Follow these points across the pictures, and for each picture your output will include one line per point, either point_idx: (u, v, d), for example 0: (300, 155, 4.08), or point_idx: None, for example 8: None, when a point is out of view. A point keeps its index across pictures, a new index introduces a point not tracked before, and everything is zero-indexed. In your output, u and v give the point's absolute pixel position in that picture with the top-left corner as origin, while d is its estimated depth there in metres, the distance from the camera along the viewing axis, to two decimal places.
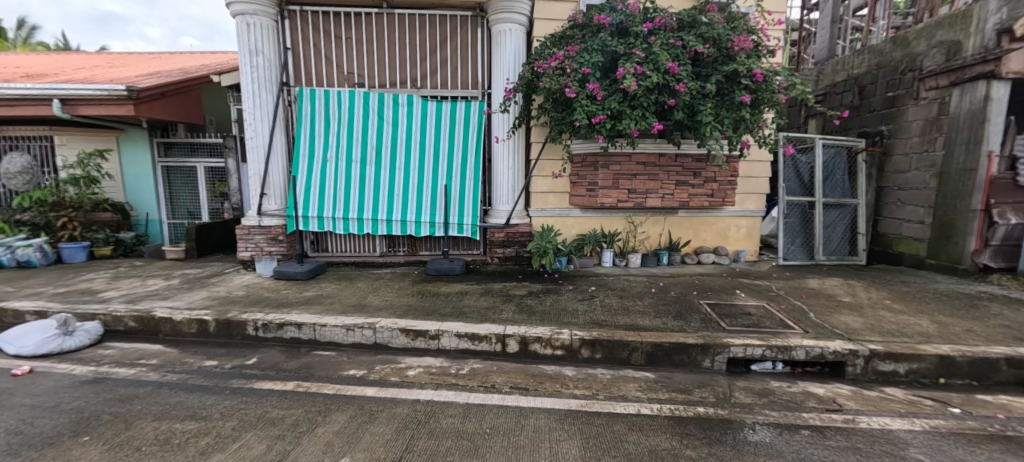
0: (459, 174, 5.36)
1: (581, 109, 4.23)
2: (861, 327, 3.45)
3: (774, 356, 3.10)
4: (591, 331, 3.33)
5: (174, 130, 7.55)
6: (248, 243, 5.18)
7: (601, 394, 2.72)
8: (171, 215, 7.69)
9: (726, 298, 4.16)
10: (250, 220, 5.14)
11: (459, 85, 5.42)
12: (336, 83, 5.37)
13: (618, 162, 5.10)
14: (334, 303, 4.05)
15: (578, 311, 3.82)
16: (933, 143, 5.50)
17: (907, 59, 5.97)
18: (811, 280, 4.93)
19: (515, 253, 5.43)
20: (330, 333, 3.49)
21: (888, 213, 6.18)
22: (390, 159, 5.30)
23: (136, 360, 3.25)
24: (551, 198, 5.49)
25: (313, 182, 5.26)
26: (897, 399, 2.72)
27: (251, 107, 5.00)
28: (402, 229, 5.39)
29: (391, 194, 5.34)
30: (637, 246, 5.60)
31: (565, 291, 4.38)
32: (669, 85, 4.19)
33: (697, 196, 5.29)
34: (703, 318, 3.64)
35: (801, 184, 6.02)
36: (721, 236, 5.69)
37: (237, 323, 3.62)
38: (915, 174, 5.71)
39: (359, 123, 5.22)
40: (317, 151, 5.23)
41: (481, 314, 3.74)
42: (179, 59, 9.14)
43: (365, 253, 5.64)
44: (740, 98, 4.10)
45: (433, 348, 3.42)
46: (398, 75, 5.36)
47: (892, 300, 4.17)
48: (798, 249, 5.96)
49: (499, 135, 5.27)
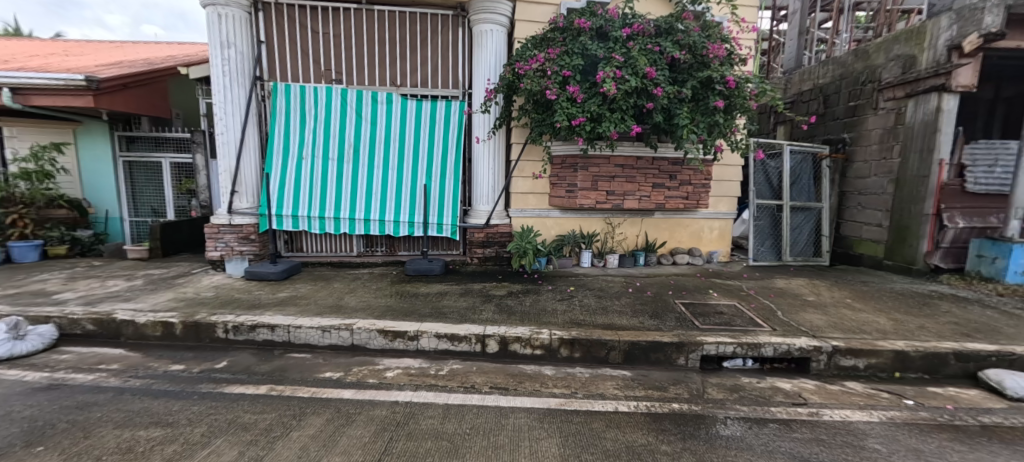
0: (439, 174, 5.33)
1: (561, 111, 4.27)
2: (824, 325, 3.62)
3: (744, 353, 3.22)
4: (570, 330, 3.38)
5: (137, 124, 7.14)
6: (218, 242, 4.99)
7: (580, 392, 2.76)
8: (133, 213, 7.33)
9: (700, 297, 4.29)
10: (220, 218, 4.95)
11: (440, 84, 5.37)
12: (313, 79, 5.23)
13: (597, 164, 5.18)
14: (309, 304, 3.95)
15: (558, 310, 3.86)
16: (890, 150, 5.83)
17: (867, 71, 6.30)
18: (779, 279, 5.13)
19: (495, 254, 5.43)
20: (305, 335, 3.41)
21: (850, 216, 6.50)
22: (369, 158, 5.22)
23: (95, 365, 3.08)
24: (532, 198, 5.51)
25: (288, 180, 5.12)
26: (858, 393, 2.87)
27: (222, 101, 4.83)
28: (380, 228, 5.29)
29: (369, 193, 5.25)
30: (615, 247, 5.71)
31: (545, 291, 4.42)
32: (647, 89, 4.27)
33: (673, 198, 5.40)
34: (678, 317, 3.74)
35: (770, 188, 6.24)
36: (695, 237, 5.87)
37: (205, 325, 3.48)
38: (875, 179, 6.04)
39: (336, 120, 5.13)
40: (292, 148, 5.11)
41: (461, 314, 3.73)
42: (144, 50, 8.70)
43: (342, 253, 5.53)
44: (714, 104, 4.24)
45: (412, 349, 3.37)
46: (377, 73, 5.28)
47: (853, 299, 4.39)
48: (768, 250, 6.16)
49: (480, 135, 5.26)
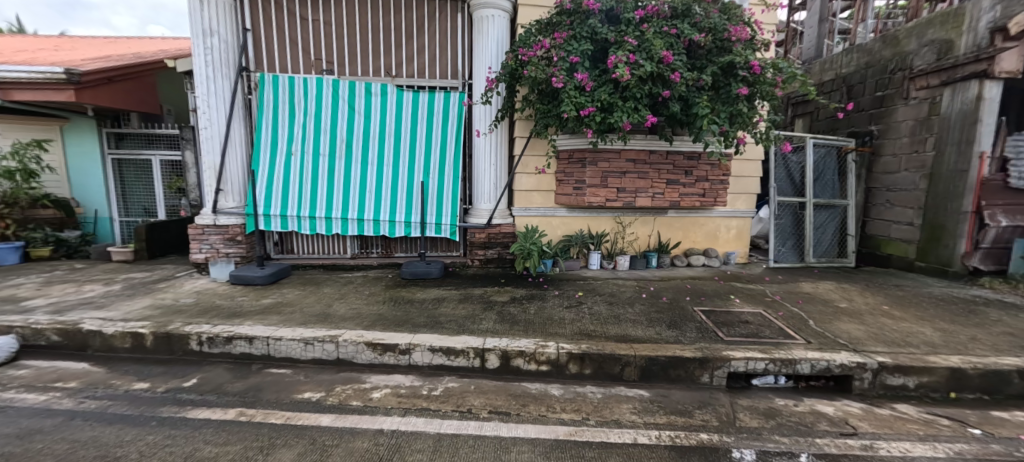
0: (437, 170, 4.99)
1: (568, 100, 3.89)
2: (864, 337, 3.24)
3: (776, 371, 2.86)
4: (579, 344, 3.02)
5: (126, 120, 6.89)
6: (202, 244, 4.69)
7: (592, 419, 2.40)
8: (123, 213, 7.09)
9: (722, 304, 3.91)
10: (204, 218, 4.65)
11: (438, 74, 5.03)
12: (302, 69, 4.90)
13: (607, 159, 4.79)
14: (294, 312, 3.62)
15: (565, 320, 3.50)
16: (923, 143, 5.42)
17: (896, 58, 5.87)
18: (805, 283, 4.73)
19: (497, 255, 5.09)
20: (285, 348, 3.08)
21: (877, 214, 6.08)
22: (363, 153, 4.89)
23: (52, 383, 2.77)
24: (536, 196, 5.15)
25: (276, 178, 4.80)
26: (912, 419, 2.50)
27: (205, 93, 4.53)
28: (374, 229, 4.97)
29: (362, 190, 4.92)
30: (626, 247, 5.36)
31: (551, 297, 4.06)
32: (663, 76, 3.88)
33: (688, 196, 5.00)
34: (699, 327, 3.36)
35: (791, 185, 5.81)
36: (710, 237, 5.52)
37: (178, 336, 3.17)
38: (905, 175, 5.62)
39: (327, 113, 4.81)
40: (281, 144, 4.79)
41: (458, 324, 3.38)
42: (134, 44, 8.41)
43: (334, 255, 5.21)
44: (736, 91, 3.84)
45: (404, 364, 3.03)
46: (371, 63, 4.94)
47: (890, 305, 3.99)
48: (789, 251, 5.75)
49: (480, 129, 4.91)
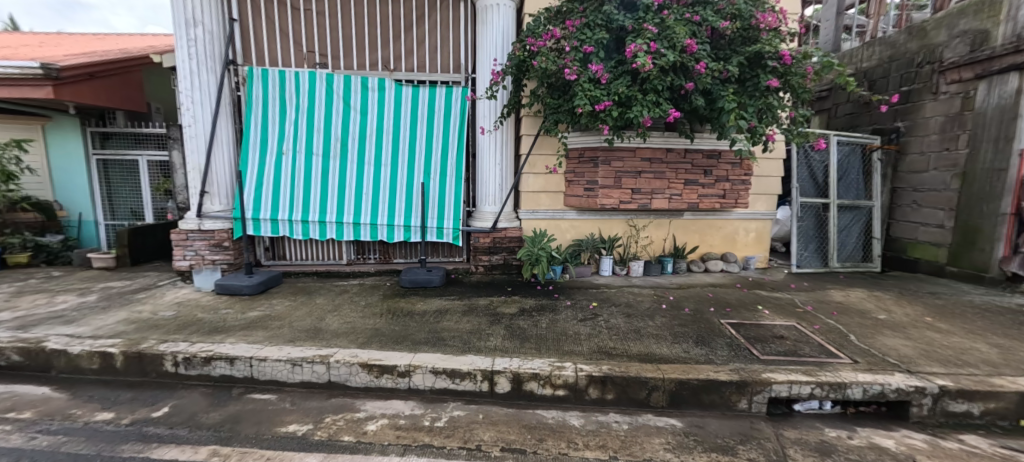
0: (439, 171, 4.66)
1: (582, 93, 3.56)
2: (915, 355, 2.91)
3: (824, 396, 2.53)
4: (599, 365, 2.69)
5: (112, 118, 6.58)
6: (187, 250, 4.36)
7: (621, 458, 2.06)
8: (109, 216, 6.77)
9: (751, 316, 3.57)
10: (188, 223, 4.32)
11: (439, 68, 4.70)
12: (294, 62, 4.57)
13: (621, 158, 4.45)
14: (283, 327, 3.29)
15: (580, 335, 3.17)
16: (954, 141, 5.09)
17: (924, 51, 5.53)
18: (834, 291, 4.40)
19: (503, 261, 4.77)
20: (270, 370, 2.75)
21: (902, 216, 5.75)
22: (359, 153, 4.56)
23: (3, 413, 2.44)
24: (544, 198, 4.83)
25: (265, 179, 4.47)
26: (988, 455, 2.17)
27: (189, 89, 4.21)
28: (372, 234, 4.64)
29: (359, 192, 4.59)
30: (639, 252, 5.04)
31: (563, 308, 3.73)
32: (686, 66, 3.54)
33: (707, 197, 4.67)
34: (729, 343, 3.03)
35: (814, 185, 5.48)
36: (728, 241, 5.21)
37: (151, 357, 2.84)
38: (935, 174, 5.29)
39: (321, 110, 4.48)
40: (271, 143, 4.46)
41: (463, 341, 3.05)
42: (122, 40, 8.08)
43: (329, 261, 4.87)
44: (766, 83, 3.52)
45: (402, 388, 2.70)
46: (367, 56, 4.61)
47: (933, 317, 3.66)
48: (812, 255, 5.41)
49: (485, 126, 4.58)
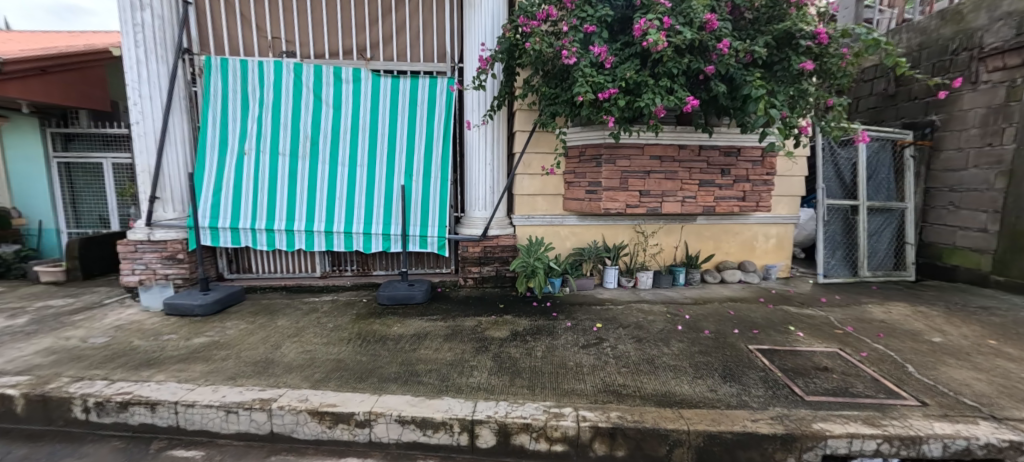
0: (422, 172, 4.14)
1: (582, 79, 3.03)
2: (994, 394, 2.37)
3: (892, 453, 1.99)
4: (606, 411, 2.15)
5: (75, 118, 6.07)
6: (135, 264, 3.86)
7: None
8: (73, 224, 6.29)
9: (783, 341, 3.03)
10: (136, 232, 3.81)
11: (422, 57, 4.18)
12: (257, 51, 4.07)
13: (627, 156, 3.89)
14: (227, 358, 2.77)
15: (583, 368, 2.63)
16: (998, 135, 4.53)
17: (960, 36, 4.94)
18: (872, 306, 3.85)
19: (495, 273, 4.24)
20: (200, 418, 2.23)
21: (937, 219, 5.20)
22: (331, 152, 4.04)
23: None
24: (540, 202, 4.31)
25: (225, 182, 3.96)
26: None
27: (136, 81, 3.71)
28: (346, 244, 4.12)
29: (331, 197, 4.07)
30: (648, 261, 4.51)
31: (562, 331, 3.19)
32: (705, 46, 3.02)
33: (724, 200, 4.14)
34: (763, 378, 2.50)
35: (841, 185, 4.93)
36: (746, 248, 4.68)
37: (57, 401, 2.32)
38: (975, 173, 4.74)
39: (288, 104, 3.97)
40: (231, 142, 3.95)
41: (440, 377, 2.52)
42: (92, 36, 7.59)
43: (301, 274, 4.36)
44: (800, 66, 2.97)
45: (362, 442, 2.17)
46: (340, 43, 4.10)
47: (997, 339, 3.11)
48: (839, 263, 4.87)
49: (473, 120, 4.05)
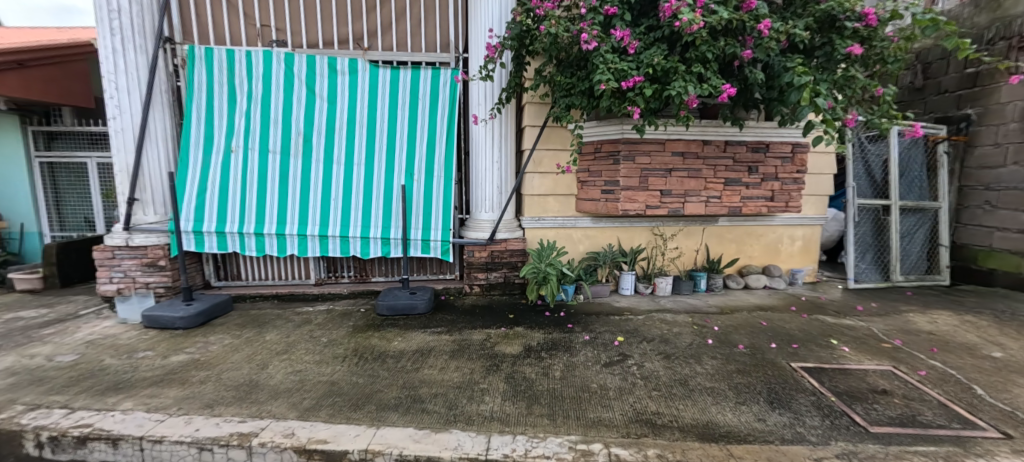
0: (424, 170, 3.83)
1: (604, 66, 2.73)
2: None
3: None
4: (642, 448, 1.84)
5: (58, 116, 5.76)
6: (113, 271, 3.54)
7: None
8: (57, 227, 5.98)
9: (829, 357, 2.71)
10: (113, 237, 3.49)
11: (423, 47, 3.87)
12: (246, 40, 3.76)
13: (648, 152, 3.58)
14: (207, 380, 2.46)
15: (608, 391, 2.31)
16: None
17: (997, 25, 4.60)
18: (915, 316, 3.54)
19: (503, 279, 3.93)
20: (170, 456, 1.92)
21: (971, 219, 4.82)
22: (325, 150, 3.73)
23: None
24: (551, 202, 4.00)
25: (210, 182, 3.65)
26: None
27: (112, 72, 3.39)
28: (343, 249, 3.81)
29: (325, 198, 3.75)
30: (666, 266, 4.20)
31: (580, 346, 2.88)
32: (741, 29, 2.71)
33: (751, 200, 3.83)
34: (817, 404, 2.18)
35: (871, 184, 4.62)
36: (772, 251, 4.36)
37: (6, 435, 2.02)
38: (1014, 170, 4.34)
39: (279, 97, 3.66)
40: (217, 139, 3.64)
41: (447, 403, 2.21)
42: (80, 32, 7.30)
43: (295, 281, 4.05)
44: (848, 51, 2.67)
45: None
46: (335, 31, 3.79)
47: None
48: (870, 268, 4.55)
49: (478, 114, 3.74)
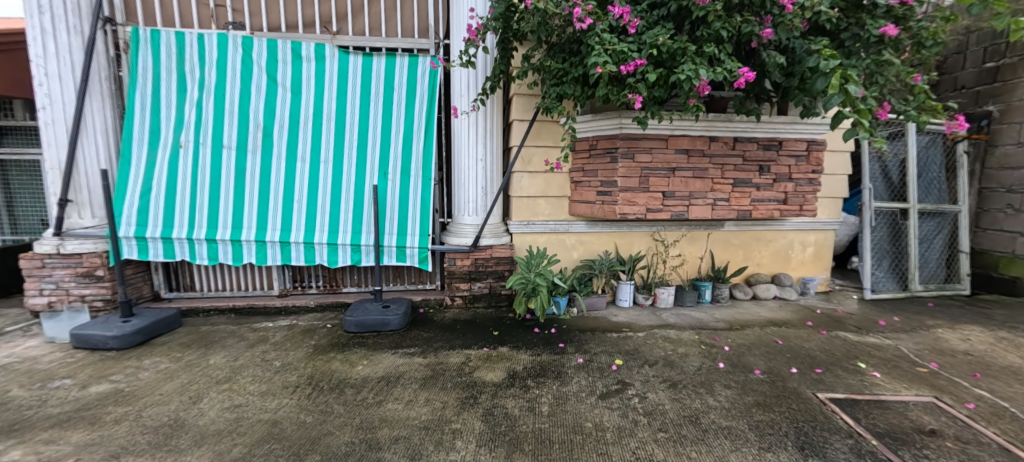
0: (400, 169, 3.43)
1: (599, 47, 2.35)
2: None
3: None
4: None
5: (8, 110, 5.28)
6: (43, 282, 3.09)
7: None
8: (9, 230, 5.53)
9: (859, 386, 2.34)
10: (42, 244, 3.06)
11: (398, 32, 3.47)
12: (198, 22, 3.35)
13: (649, 149, 3.21)
14: (123, 418, 2.04)
15: (605, 433, 1.92)
16: None
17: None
18: (945, 332, 3.18)
19: (487, 290, 3.54)
20: None
21: (992, 223, 4.49)
22: (288, 144, 3.33)
23: None
24: (542, 205, 3.62)
25: (156, 181, 3.23)
26: None
27: (39, 55, 2.97)
28: (308, 256, 3.40)
29: (288, 199, 3.35)
30: (668, 275, 3.83)
31: (573, 371, 2.49)
32: (758, 5, 2.34)
33: (762, 202, 3.46)
34: (856, 451, 1.80)
35: (887, 185, 4.28)
36: (782, 258, 4.01)
37: None
38: None
39: (234, 86, 3.25)
40: (165, 132, 3.23)
41: (408, 451, 1.80)
42: None
43: (257, 291, 3.65)
44: (882, 31, 2.32)
45: None
46: (300, 14, 3.39)
47: None
48: (887, 276, 4.21)
49: (460, 107, 3.36)
